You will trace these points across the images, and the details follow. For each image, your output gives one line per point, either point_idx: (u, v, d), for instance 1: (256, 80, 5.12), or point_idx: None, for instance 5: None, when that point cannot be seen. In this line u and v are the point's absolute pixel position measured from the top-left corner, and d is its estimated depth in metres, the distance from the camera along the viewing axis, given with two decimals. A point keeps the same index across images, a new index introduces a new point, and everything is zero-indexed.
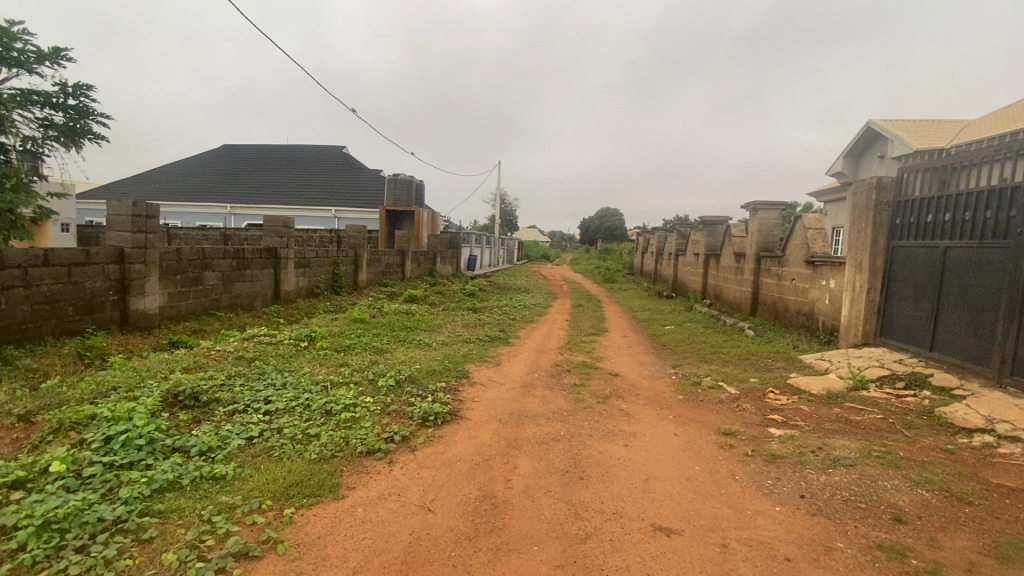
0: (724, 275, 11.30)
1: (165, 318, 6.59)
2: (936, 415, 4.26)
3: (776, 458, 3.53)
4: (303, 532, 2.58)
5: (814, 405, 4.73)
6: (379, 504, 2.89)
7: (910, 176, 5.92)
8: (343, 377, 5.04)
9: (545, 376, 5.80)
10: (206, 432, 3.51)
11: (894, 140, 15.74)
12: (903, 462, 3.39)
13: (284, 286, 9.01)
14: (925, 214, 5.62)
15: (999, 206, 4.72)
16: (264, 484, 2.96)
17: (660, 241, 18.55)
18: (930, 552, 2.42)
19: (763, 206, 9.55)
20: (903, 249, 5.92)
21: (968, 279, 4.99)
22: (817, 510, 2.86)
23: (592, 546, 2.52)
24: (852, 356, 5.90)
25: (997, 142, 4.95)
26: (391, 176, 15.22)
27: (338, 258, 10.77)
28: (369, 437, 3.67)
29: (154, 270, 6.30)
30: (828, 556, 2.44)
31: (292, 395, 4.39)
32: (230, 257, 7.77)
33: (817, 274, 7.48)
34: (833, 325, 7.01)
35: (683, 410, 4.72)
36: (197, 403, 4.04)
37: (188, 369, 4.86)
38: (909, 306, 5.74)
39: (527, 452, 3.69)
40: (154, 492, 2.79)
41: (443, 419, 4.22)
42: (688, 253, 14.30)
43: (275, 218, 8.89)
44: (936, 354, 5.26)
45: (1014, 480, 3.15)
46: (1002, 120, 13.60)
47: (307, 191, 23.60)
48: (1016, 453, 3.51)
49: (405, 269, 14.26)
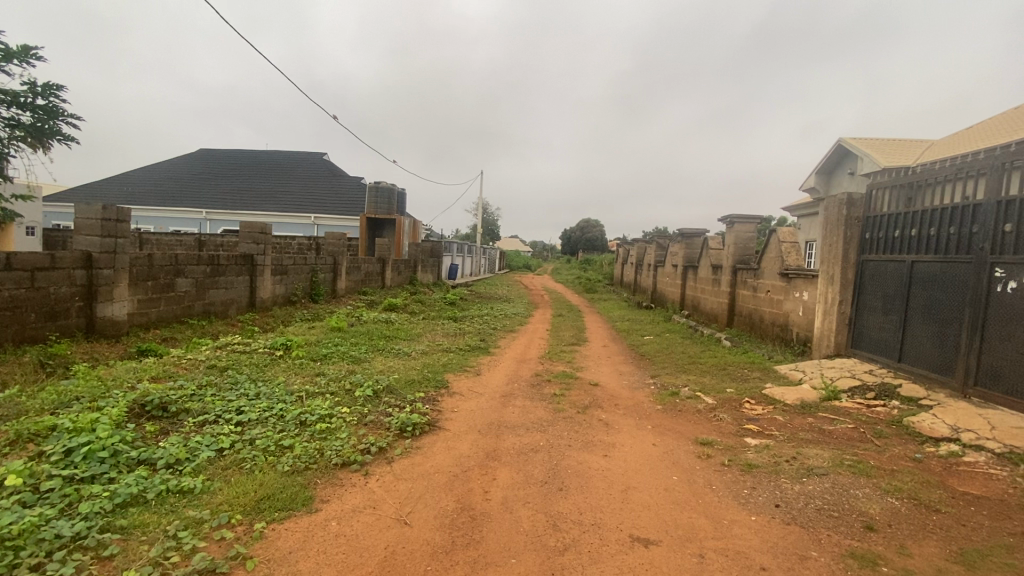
0: (701, 287, 11.50)
1: (133, 325, 6.37)
2: (905, 424, 4.36)
3: (752, 468, 3.57)
4: (274, 548, 2.50)
5: (788, 415, 4.82)
6: (354, 517, 2.82)
7: (878, 192, 6.11)
8: (319, 387, 4.93)
9: (524, 386, 5.79)
10: (174, 444, 3.39)
11: (864, 158, 16.34)
12: (874, 471, 3.46)
13: (259, 294, 8.81)
14: (894, 229, 5.81)
15: (962, 223, 4.90)
16: (234, 497, 2.86)
17: (641, 251, 18.73)
18: (900, 560, 2.47)
19: (739, 218, 9.74)
20: (872, 263, 6.11)
21: (934, 293, 5.16)
22: (792, 519, 2.90)
23: (570, 558, 2.50)
24: (826, 367, 6.04)
25: (960, 161, 5.15)
26: (373, 184, 15.17)
27: (315, 267, 10.61)
28: (344, 449, 3.59)
29: (123, 277, 6.11)
30: (802, 565, 2.46)
31: (266, 405, 4.28)
32: (204, 263, 7.58)
33: (790, 286, 7.65)
34: (806, 336, 7.18)
35: (661, 420, 4.75)
36: (165, 414, 3.91)
37: (156, 378, 4.71)
38: (879, 318, 5.92)
39: (506, 463, 3.67)
40: (116, 507, 2.68)
41: (421, 429, 4.17)
42: (667, 265, 14.54)
43: (252, 224, 8.74)
44: (904, 365, 5.42)
45: (978, 487, 3.24)
46: (966, 140, 14.18)
47: (285, 198, 23.27)
48: (980, 461, 3.62)
49: (386, 277, 14.16)
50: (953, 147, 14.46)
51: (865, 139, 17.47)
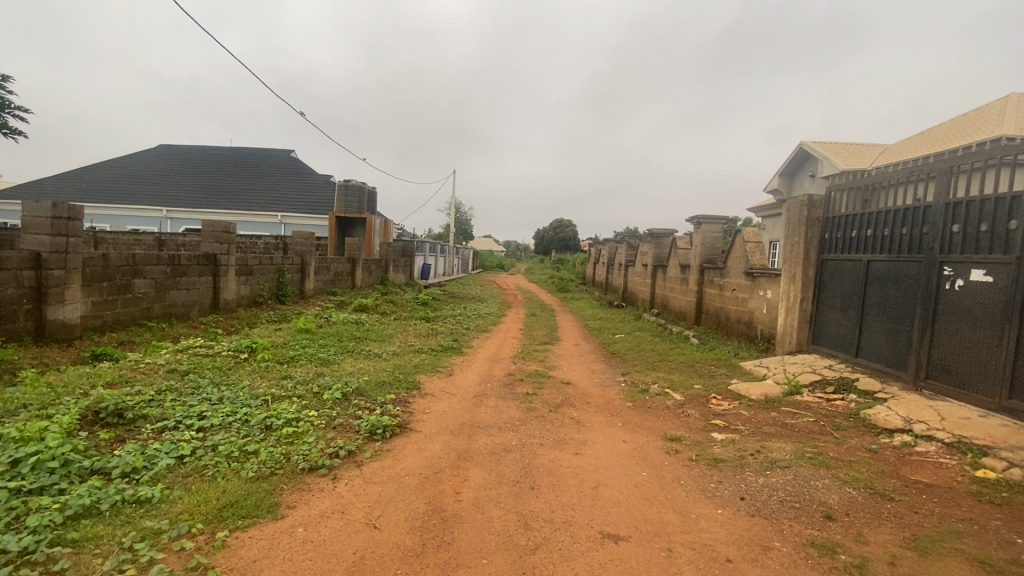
0: (670, 285, 11.72)
1: (88, 328, 6.08)
2: (862, 417, 4.55)
3: (718, 462, 3.67)
4: (237, 557, 2.42)
5: (753, 410, 4.96)
6: (321, 523, 2.76)
7: (837, 194, 6.35)
8: (286, 391, 4.80)
9: (497, 386, 5.79)
10: (130, 452, 3.26)
11: (823, 161, 16.94)
12: (833, 462, 3.59)
13: (223, 295, 8.53)
14: (851, 229, 6.05)
15: (914, 223, 5.14)
16: (196, 506, 2.77)
17: (612, 251, 18.91)
18: (857, 547, 2.57)
19: (706, 219, 9.95)
20: (831, 262, 6.36)
21: (888, 290, 5.40)
22: (756, 511, 2.98)
23: (541, 557, 2.50)
24: (788, 363, 6.25)
25: (911, 165, 5.40)
26: (342, 182, 14.89)
27: (282, 266, 10.34)
28: (312, 453, 3.52)
29: (76, 277, 5.82)
30: (765, 555, 2.53)
31: (229, 410, 4.15)
32: (164, 263, 7.29)
33: (755, 285, 7.88)
34: (770, 332, 7.41)
35: (631, 417, 4.83)
36: (121, 421, 3.75)
37: (112, 384, 4.51)
38: (837, 315, 6.16)
39: (478, 463, 3.66)
40: (67, 519, 2.55)
41: (391, 432, 4.11)
42: (637, 265, 14.77)
43: (215, 223, 8.44)
44: (861, 359, 5.65)
45: (930, 476, 3.41)
46: (919, 144, 14.82)
47: (250, 196, 22.62)
48: (931, 451, 3.79)
49: (356, 277, 13.92)
50: (906, 152, 15.13)
51: (825, 142, 18.12)
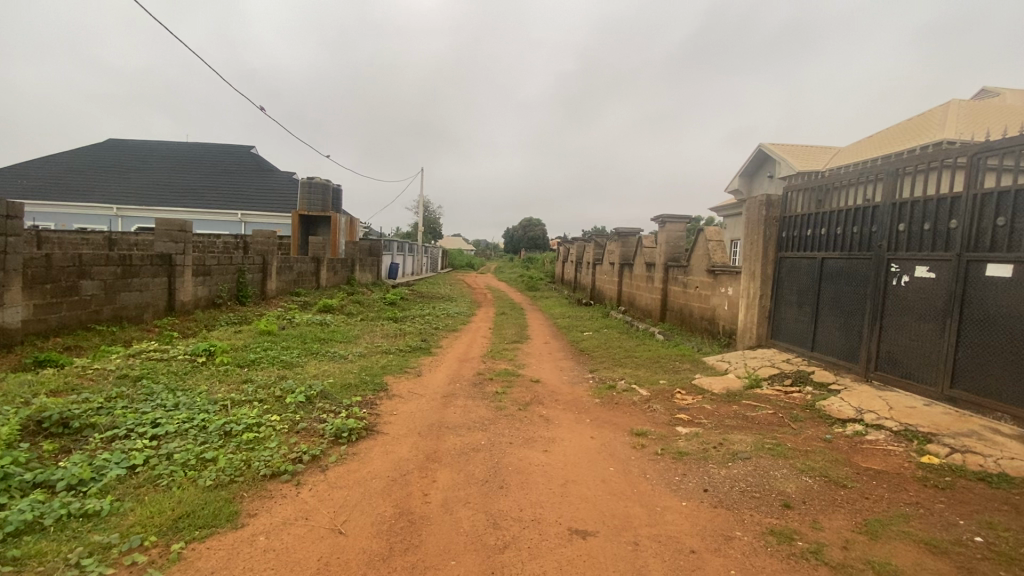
0: (636, 283, 11.93)
1: (29, 333, 5.73)
2: (817, 408, 4.74)
3: (682, 455, 3.75)
4: (193, 569, 2.33)
5: (716, 403, 5.10)
6: (284, 530, 2.68)
7: (793, 194, 6.60)
8: (246, 395, 4.65)
9: (466, 386, 5.75)
10: (77, 463, 3.09)
11: (781, 163, 17.57)
12: (791, 452, 3.73)
13: (179, 296, 8.19)
14: (806, 228, 6.29)
15: (864, 223, 5.38)
16: (148, 517, 2.64)
17: (581, 250, 19.05)
18: (813, 533, 2.68)
19: (671, 218, 10.14)
20: (788, 260, 6.60)
21: (841, 287, 5.64)
22: (718, 502, 3.07)
23: (510, 555, 2.51)
24: (749, 357, 6.46)
25: (861, 167, 5.66)
26: (306, 179, 14.49)
27: (242, 266, 9.99)
28: (274, 459, 3.42)
29: (16, 279, 5.47)
30: (727, 544, 2.61)
31: (186, 416, 3.99)
32: (114, 264, 6.94)
33: (716, 283, 8.11)
34: (731, 328, 7.64)
35: (599, 413, 4.89)
36: (66, 431, 3.55)
37: (56, 392, 4.25)
38: (794, 311, 6.40)
39: (447, 464, 3.63)
40: (7, 536, 2.39)
41: (357, 435, 4.03)
42: (605, 263, 14.97)
43: (170, 221, 8.08)
44: (817, 353, 5.89)
45: (880, 463, 3.58)
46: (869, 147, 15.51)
47: (208, 194, 21.75)
48: (880, 439, 3.99)
49: (320, 277, 13.59)
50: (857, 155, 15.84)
51: (783, 145, 18.78)
